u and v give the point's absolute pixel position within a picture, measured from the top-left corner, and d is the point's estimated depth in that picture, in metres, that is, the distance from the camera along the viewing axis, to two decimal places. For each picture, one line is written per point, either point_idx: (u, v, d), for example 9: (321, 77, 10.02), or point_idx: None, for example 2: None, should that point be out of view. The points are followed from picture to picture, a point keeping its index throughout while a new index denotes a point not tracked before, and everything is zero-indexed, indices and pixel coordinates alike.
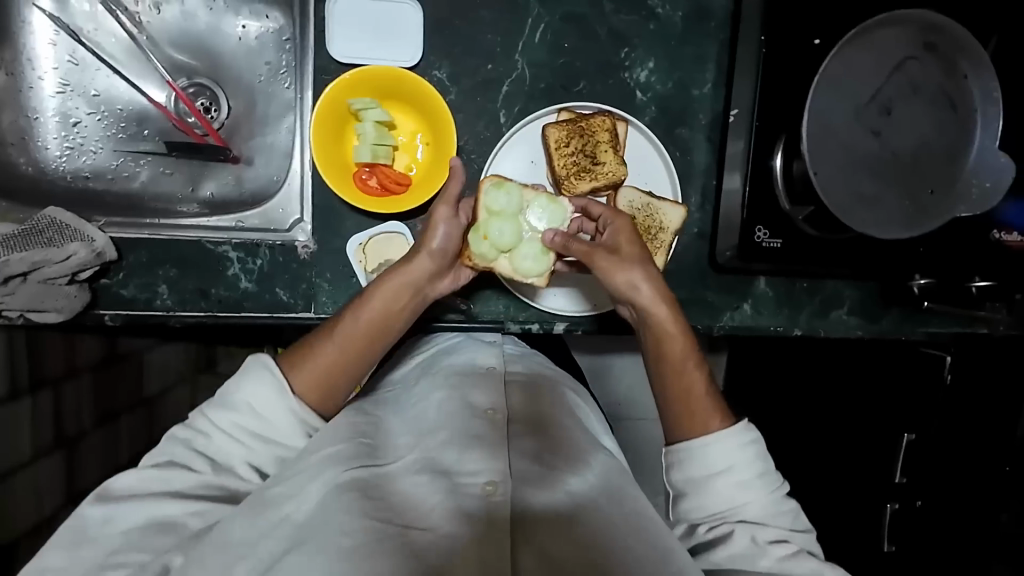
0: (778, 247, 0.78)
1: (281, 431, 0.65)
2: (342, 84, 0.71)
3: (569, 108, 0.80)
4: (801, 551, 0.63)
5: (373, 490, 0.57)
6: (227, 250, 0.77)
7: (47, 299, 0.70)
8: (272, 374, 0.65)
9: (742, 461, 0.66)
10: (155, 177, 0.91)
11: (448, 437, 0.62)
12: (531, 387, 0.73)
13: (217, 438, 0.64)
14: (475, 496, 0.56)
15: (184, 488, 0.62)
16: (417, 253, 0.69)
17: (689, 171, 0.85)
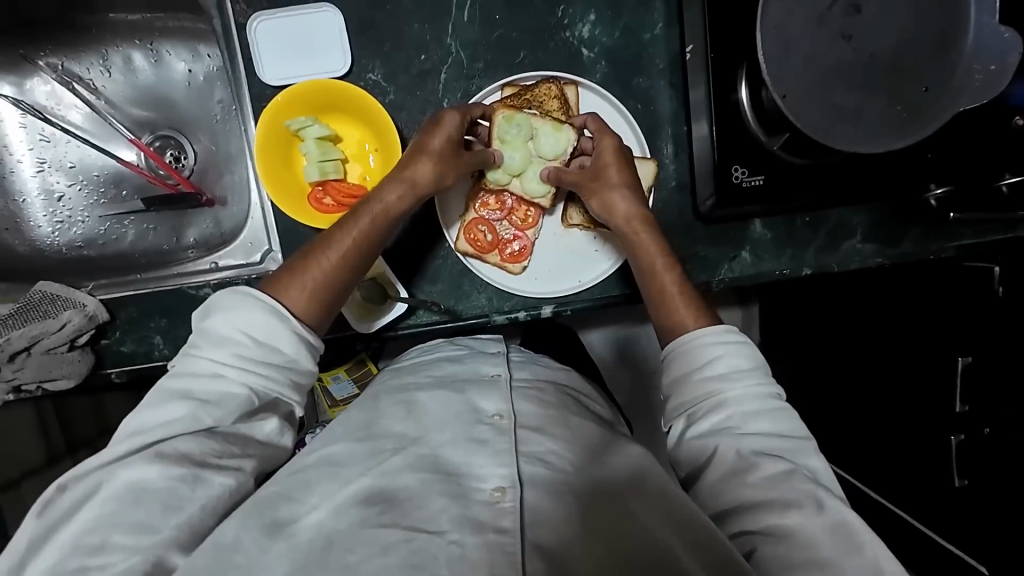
0: (761, 184, 0.73)
1: (282, 354, 0.58)
2: (276, 107, 0.71)
3: (512, 82, 0.76)
4: (796, 470, 0.55)
5: (378, 492, 0.51)
6: (208, 292, 0.78)
7: (54, 367, 0.74)
8: (267, 302, 0.59)
9: (725, 355, 0.62)
10: (141, 234, 0.93)
11: (452, 437, 0.56)
12: (539, 390, 0.66)
13: (207, 376, 0.55)
14: (483, 503, 0.51)
15: (165, 448, 0.51)
16: (407, 168, 0.68)
17: (656, 121, 0.79)
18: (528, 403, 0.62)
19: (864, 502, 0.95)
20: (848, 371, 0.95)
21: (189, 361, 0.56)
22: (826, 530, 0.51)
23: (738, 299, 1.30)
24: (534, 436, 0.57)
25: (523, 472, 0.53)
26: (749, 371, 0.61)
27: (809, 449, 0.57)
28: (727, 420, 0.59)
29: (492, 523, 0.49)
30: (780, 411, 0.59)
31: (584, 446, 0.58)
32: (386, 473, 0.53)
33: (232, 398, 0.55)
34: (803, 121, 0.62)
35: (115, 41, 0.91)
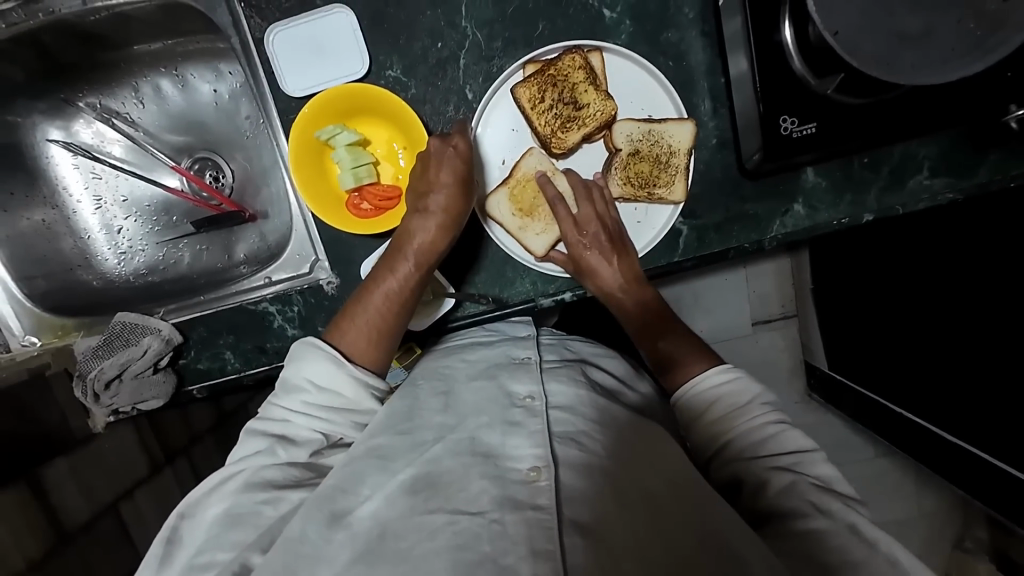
0: (814, 131, 0.66)
1: (349, 398, 0.65)
2: (304, 120, 0.71)
3: (532, 60, 0.73)
4: (804, 485, 0.57)
5: (422, 479, 0.54)
6: (266, 305, 0.83)
7: (144, 390, 0.81)
8: (321, 351, 0.65)
9: (719, 398, 0.65)
10: (196, 256, 0.98)
11: (489, 420, 0.59)
12: (570, 370, 0.68)
13: (291, 419, 0.64)
14: (519, 480, 0.52)
15: (254, 478, 0.59)
16: (432, 195, 0.70)
17: (690, 77, 0.74)
18: (560, 386, 0.64)
19: (944, 446, 0.90)
20: (917, 316, 0.89)
21: (275, 408, 0.65)
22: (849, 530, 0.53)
23: (788, 247, 1.24)
24: (565, 418, 0.59)
25: (558, 455, 0.54)
26: (750, 404, 0.64)
27: (817, 458, 0.60)
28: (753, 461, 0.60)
29: (529, 499, 0.50)
30: (780, 433, 0.62)
31: (614, 431, 0.59)
32: (429, 460, 0.56)
33: (309, 440, 0.63)
34: (856, 58, 0.56)
35: (142, 72, 0.94)
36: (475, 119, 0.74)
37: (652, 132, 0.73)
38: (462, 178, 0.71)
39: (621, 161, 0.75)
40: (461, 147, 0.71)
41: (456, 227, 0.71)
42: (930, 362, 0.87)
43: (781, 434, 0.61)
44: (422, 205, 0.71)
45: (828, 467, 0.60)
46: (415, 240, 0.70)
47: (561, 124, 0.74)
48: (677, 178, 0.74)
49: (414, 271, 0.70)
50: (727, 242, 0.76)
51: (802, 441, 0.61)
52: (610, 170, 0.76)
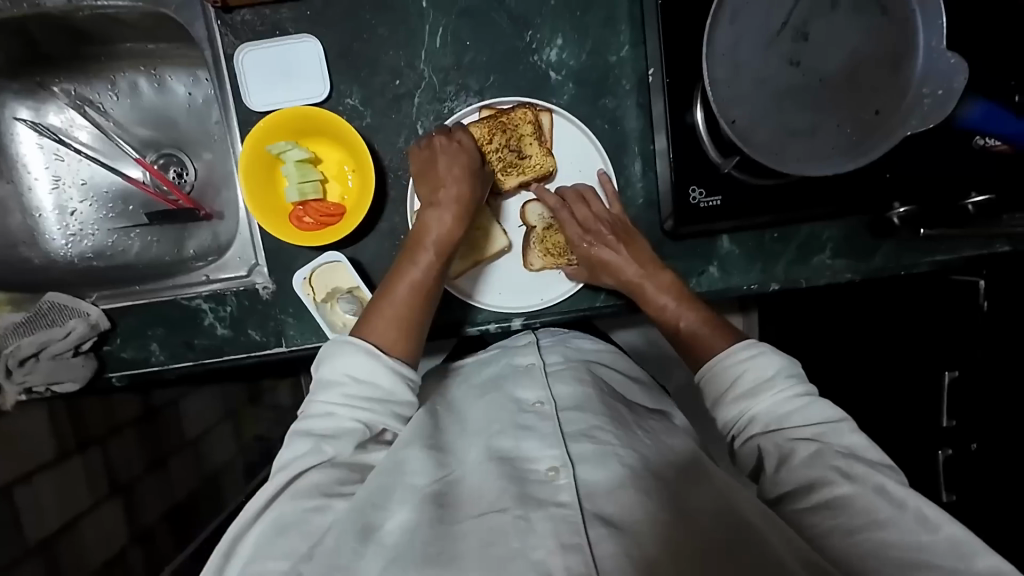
0: (719, 204, 0.73)
1: (386, 389, 0.65)
2: (257, 133, 0.75)
3: (490, 105, 0.79)
4: (827, 449, 0.59)
5: (440, 496, 0.56)
6: (200, 303, 0.85)
7: (62, 372, 0.81)
8: (357, 345, 0.65)
9: (746, 370, 0.66)
10: (145, 246, 1.01)
11: (500, 427, 0.61)
12: (575, 370, 0.70)
13: (335, 414, 0.63)
14: (541, 481, 0.54)
15: (303, 482, 0.58)
16: (443, 189, 0.75)
17: (623, 140, 0.81)
18: (565, 387, 0.66)
19: None
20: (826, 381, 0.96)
21: (316, 404, 0.64)
22: (874, 492, 0.55)
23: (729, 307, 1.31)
24: (577, 415, 0.60)
25: (573, 452, 0.56)
26: (773, 377, 0.65)
27: (846, 429, 0.61)
28: (760, 422, 0.63)
29: (551, 497, 0.52)
30: (775, 382, 0.64)
31: (625, 426, 0.60)
32: (450, 480, 0.58)
33: (351, 433, 0.62)
34: (750, 145, 0.63)
35: (122, 67, 0.98)
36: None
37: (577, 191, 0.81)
38: (473, 168, 0.76)
39: (538, 235, 0.83)
40: (465, 141, 0.76)
41: (469, 214, 0.75)
42: (885, 404, 0.89)
43: (777, 383, 0.64)
44: (433, 200, 0.75)
45: (823, 407, 0.63)
46: (431, 231, 0.73)
47: (502, 167, 0.80)
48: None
49: (436, 258, 0.73)
50: None
51: (830, 412, 0.63)
52: (529, 244, 0.83)
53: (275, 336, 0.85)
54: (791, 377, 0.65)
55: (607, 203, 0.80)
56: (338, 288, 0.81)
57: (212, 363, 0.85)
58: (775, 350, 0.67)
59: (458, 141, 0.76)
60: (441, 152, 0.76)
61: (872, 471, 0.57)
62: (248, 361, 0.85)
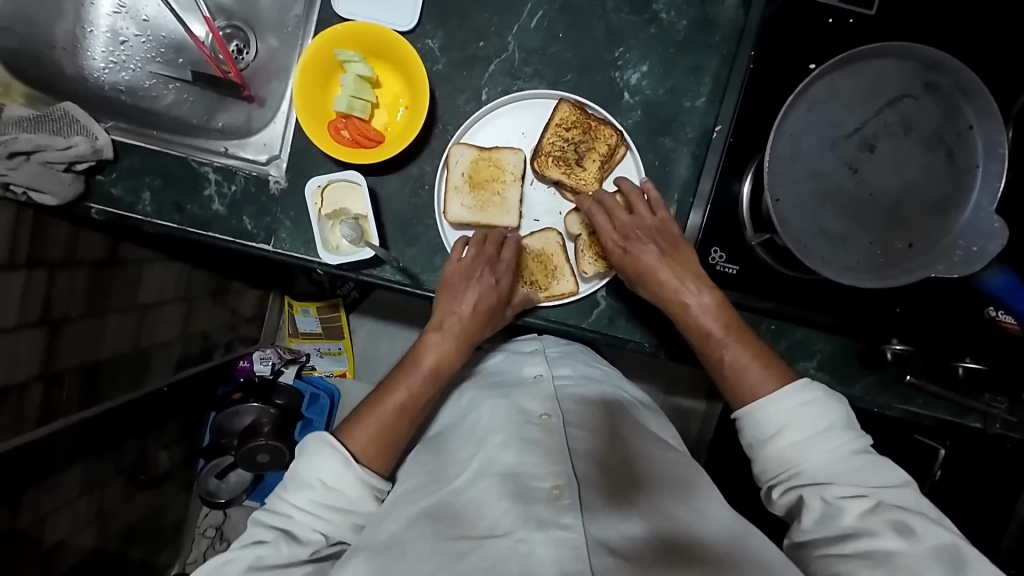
0: (734, 273, 0.73)
1: (350, 500, 0.67)
2: (333, 35, 0.75)
3: (581, 104, 0.78)
4: (882, 504, 0.60)
5: (445, 508, 0.62)
6: (208, 172, 0.83)
7: (44, 181, 0.77)
8: (334, 449, 0.67)
9: (789, 422, 0.65)
10: (178, 102, 1.01)
11: (504, 439, 0.67)
12: (587, 388, 0.77)
13: (296, 517, 0.65)
14: (545, 501, 0.59)
15: (259, 567, 0.62)
16: (443, 333, 0.75)
17: (666, 182, 0.82)
18: (573, 404, 0.73)
19: None
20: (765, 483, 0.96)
21: (281, 502, 0.67)
22: (931, 552, 0.56)
23: (706, 394, 1.30)
24: (580, 434, 0.68)
25: (577, 474, 0.62)
26: (829, 431, 0.64)
27: (909, 492, 0.62)
28: (808, 475, 0.63)
29: (555, 517, 0.57)
30: (831, 434, 0.64)
31: (620, 450, 0.68)
32: (452, 490, 0.64)
33: (311, 540, 0.65)
34: (784, 228, 0.64)
35: None
36: (503, 100, 0.79)
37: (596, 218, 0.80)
38: (490, 305, 0.76)
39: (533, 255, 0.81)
40: (499, 268, 0.77)
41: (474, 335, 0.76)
42: None
43: (832, 435, 0.63)
44: (439, 321, 0.76)
45: (884, 469, 0.63)
46: (429, 351, 0.74)
47: (556, 154, 0.78)
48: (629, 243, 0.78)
49: (418, 385, 0.73)
50: (631, 333, 0.83)
51: (892, 474, 0.63)
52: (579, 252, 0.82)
53: (266, 233, 0.83)
54: (848, 431, 0.64)
55: (654, 211, 0.75)
56: (345, 210, 0.79)
57: (194, 233, 0.82)
58: (827, 396, 0.65)
59: (489, 275, 0.76)
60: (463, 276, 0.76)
61: (933, 527, 0.57)
62: (228, 245, 0.82)
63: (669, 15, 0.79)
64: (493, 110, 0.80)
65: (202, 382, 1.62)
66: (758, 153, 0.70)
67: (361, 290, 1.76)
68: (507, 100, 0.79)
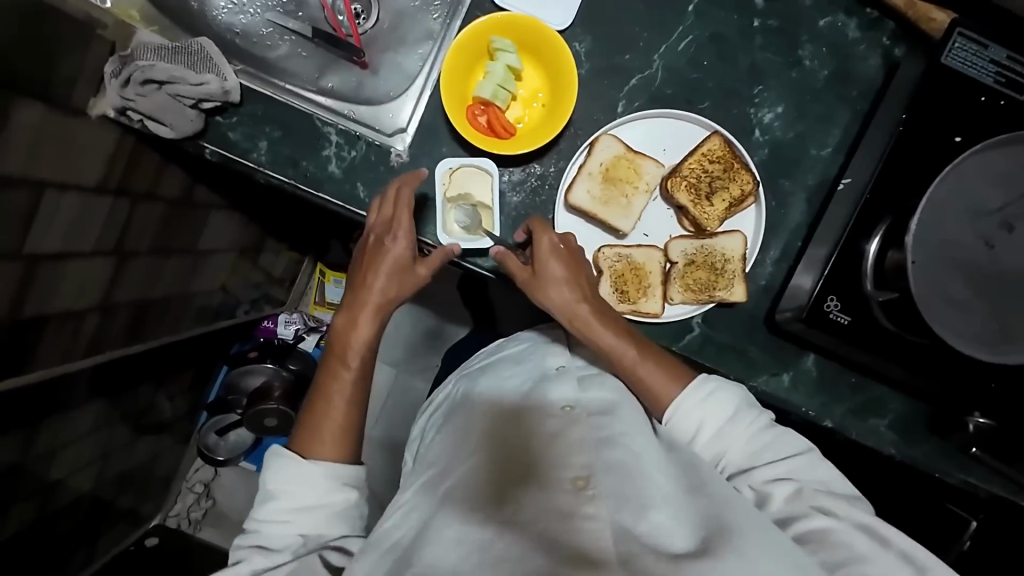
0: (845, 323, 0.74)
1: (315, 493, 0.66)
2: (492, 22, 0.76)
3: (730, 142, 0.79)
4: (804, 487, 0.63)
5: (472, 489, 0.63)
6: (331, 132, 0.82)
7: (169, 113, 0.76)
8: (286, 455, 0.67)
9: (707, 413, 0.67)
10: (290, 55, 0.99)
11: (535, 433, 0.68)
12: (607, 374, 0.77)
13: (270, 528, 0.65)
14: (569, 490, 0.60)
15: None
16: (371, 313, 0.72)
17: (779, 223, 0.83)
18: (599, 391, 0.73)
19: None
20: None
21: (254, 521, 0.66)
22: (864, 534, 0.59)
23: None
24: (604, 422, 0.68)
25: (599, 464, 0.63)
26: (737, 414, 0.67)
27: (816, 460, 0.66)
28: (726, 459, 0.67)
29: (578, 508, 0.58)
30: (740, 415, 0.67)
31: (638, 431, 0.67)
32: (484, 467, 0.65)
33: (286, 544, 0.64)
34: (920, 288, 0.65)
35: None
36: (629, 117, 0.80)
37: (706, 245, 0.81)
38: (398, 261, 0.72)
39: (619, 271, 0.82)
40: (401, 241, 0.72)
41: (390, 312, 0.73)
42: None
43: (742, 417, 0.67)
44: (349, 302, 0.73)
45: (791, 440, 0.67)
46: (367, 334, 0.72)
47: (692, 180, 0.79)
48: (737, 283, 0.80)
49: (359, 374, 0.72)
50: (717, 362, 0.84)
51: (798, 445, 0.67)
52: (669, 278, 0.82)
53: None
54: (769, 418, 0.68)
55: (558, 245, 0.74)
56: (468, 196, 0.78)
57: (307, 191, 0.81)
58: (729, 384, 0.69)
59: (385, 254, 0.72)
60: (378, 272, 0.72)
61: (840, 506, 0.60)
62: (339, 209, 0.81)
63: (812, 62, 0.81)
64: (631, 121, 0.80)
65: (219, 336, 1.56)
66: (892, 213, 0.71)
67: None
68: (660, 113, 0.80)
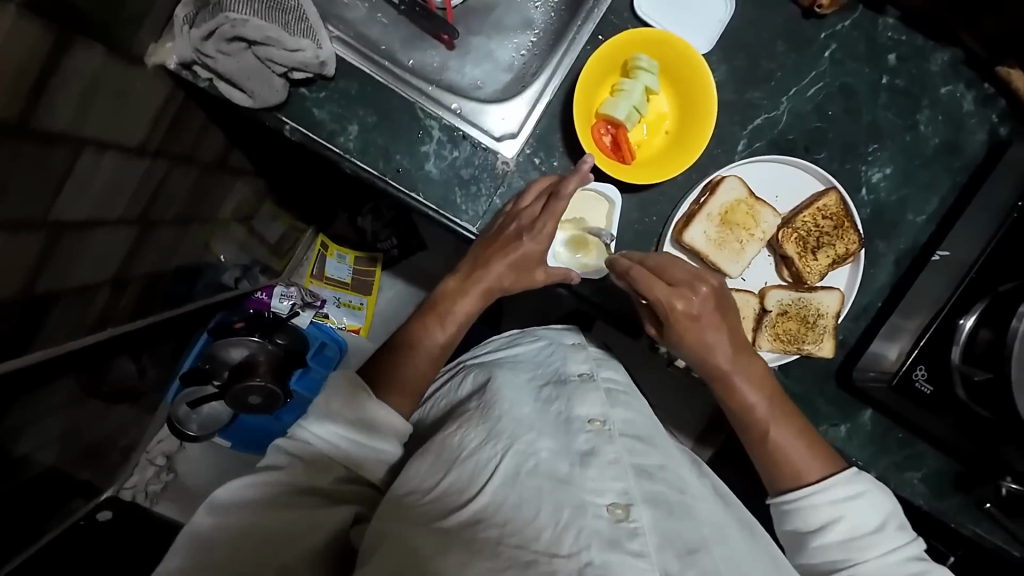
0: (927, 393, 0.76)
1: (374, 438, 0.61)
2: (639, 38, 0.73)
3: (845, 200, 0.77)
4: None
5: (488, 510, 0.53)
6: (432, 127, 0.73)
7: (253, 78, 0.66)
8: (357, 383, 0.62)
9: (845, 516, 0.62)
10: (369, 19, 0.87)
11: (555, 446, 0.59)
12: (627, 396, 0.71)
13: (323, 445, 0.59)
14: (604, 518, 0.52)
15: (277, 501, 0.54)
16: (471, 282, 0.71)
17: (867, 282, 0.84)
18: (624, 412, 0.67)
19: None
20: None
21: (304, 428, 0.60)
22: None
23: None
24: (635, 445, 0.61)
25: (636, 490, 0.55)
26: (880, 532, 0.61)
27: None
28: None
29: (621, 541, 0.50)
30: (884, 534, 0.60)
31: (662, 455, 0.62)
32: (506, 484, 0.55)
33: (333, 468, 0.59)
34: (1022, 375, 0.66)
35: None
36: (755, 158, 0.77)
37: (803, 298, 0.80)
38: (526, 258, 0.70)
39: None
40: (539, 243, 0.69)
41: (494, 295, 0.72)
42: None
43: (886, 539, 0.60)
44: (466, 269, 0.72)
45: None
46: (457, 299, 0.71)
47: (802, 232, 0.77)
48: (827, 338, 0.79)
49: (444, 334, 0.70)
50: None
51: None
52: (761, 326, 0.80)
53: (475, 215, 0.74)
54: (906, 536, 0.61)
55: (703, 286, 0.67)
56: (581, 221, 0.76)
57: (397, 190, 0.72)
58: (883, 492, 0.63)
59: (518, 247, 0.69)
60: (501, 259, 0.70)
61: None
62: (432, 216, 0.72)
63: (926, 128, 0.81)
64: (752, 163, 0.77)
65: None
66: (988, 295, 0.73)
67: (403, 250, 1.36)
68: (783, 159, 0.78)
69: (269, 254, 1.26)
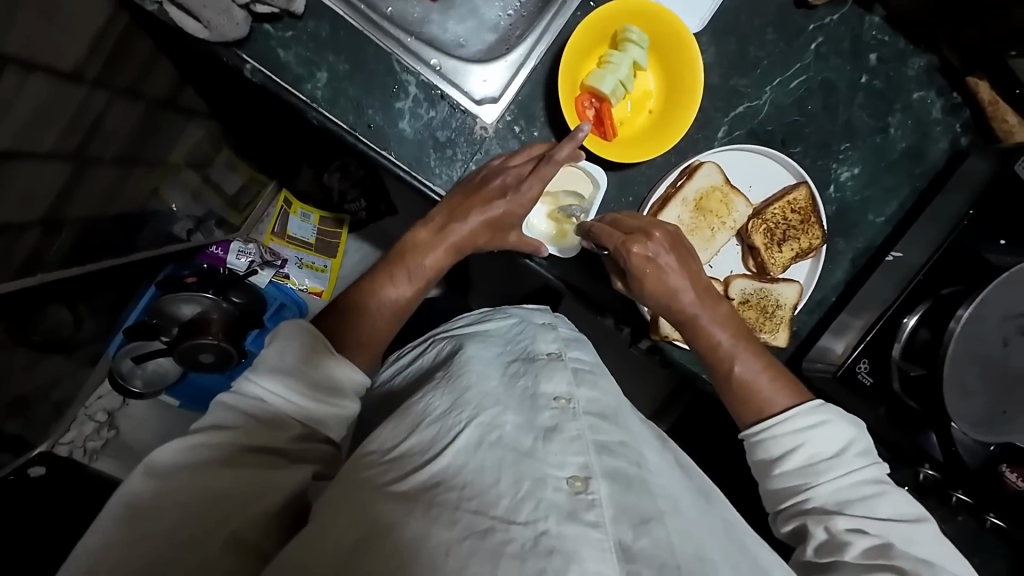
0: (868, 384, 0.80)
1: (329, 391, 0.57)
2: (631, 8, 0.71)
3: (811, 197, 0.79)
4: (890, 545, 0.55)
5: (447, 479, 0.52)
6: (409, 82, 0.69)
7: (209, 6, 0.60)
8: (305, 333, 0.58)
9: (805, 443, 0.60)
10: None
11: (519, 421, 0.58)
12: (594, 376, 0.71)
13: (270, 400, 0.55)
14: (563, 491, 0.52)
15: (223, 460, 0.51)
16: (440, 236, 0.67)
17: (824, 278, 0.86)
18: (590, 391, 0.66)
19: None
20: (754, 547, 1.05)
21: (250, 384, 0.56)
22: None
23: None
24: (599, 423, 0.61)
25: (598, 465, 0.56)
26: (840, 455, 0.59)
27: (929, 531, 0.57)
28: (814, 503, 0.59)
29: (578, 513, 0.50)
30: (843, 460, 0.59)
31: (627, 435, 0.63)
32: (466, 455, 0.54)
33: (285, 424, 0.55)
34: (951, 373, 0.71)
35: None
36: (733, 146, 0.78)
37: (765, 289, 0.81)
38: (494, 220, 0.67)
39: None
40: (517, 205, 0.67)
41: (465, 252, 0.69)
42: None
43: (843, 462, 0.59)
44: (434, 221, 0.68)
45: (901, 501, 0.58)
46: (426, 251, 0.67)
47: (771, 224, 0.79)
48: (782, 329, 0.80)
49: (412, 285, 0.67)
50: None
51: (909, 509, 0.58)
52: None
53: (447, 178, 0.71)
54: (865, 457, 0.59)
55: (660, 229, 0.67)
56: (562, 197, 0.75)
57: (367, 146, 0.67)
58: (844, 419, 0.61)
59: (494, 205, 0.66)
60: (472, 214, 0.67)
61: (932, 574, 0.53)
62: (403, 176, 0.68)
63: (896, 132, 0.83)
64: (730, 152, 0.78)
65: None
66: (931, 297, 0.77)
67: (371, 215, 1.29)
68: (759, 150, 0.78)
69: (226, 207, 1.16)
